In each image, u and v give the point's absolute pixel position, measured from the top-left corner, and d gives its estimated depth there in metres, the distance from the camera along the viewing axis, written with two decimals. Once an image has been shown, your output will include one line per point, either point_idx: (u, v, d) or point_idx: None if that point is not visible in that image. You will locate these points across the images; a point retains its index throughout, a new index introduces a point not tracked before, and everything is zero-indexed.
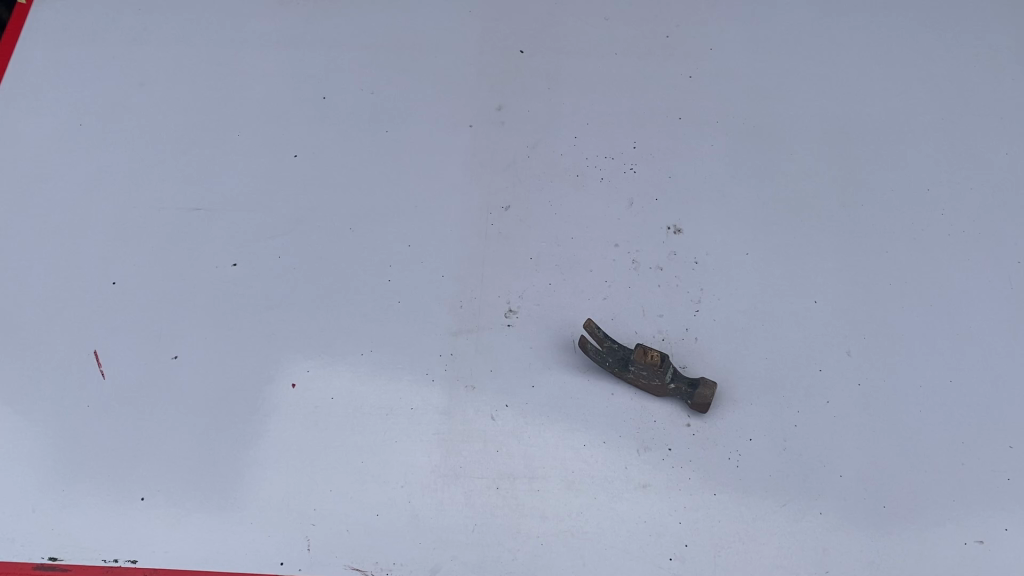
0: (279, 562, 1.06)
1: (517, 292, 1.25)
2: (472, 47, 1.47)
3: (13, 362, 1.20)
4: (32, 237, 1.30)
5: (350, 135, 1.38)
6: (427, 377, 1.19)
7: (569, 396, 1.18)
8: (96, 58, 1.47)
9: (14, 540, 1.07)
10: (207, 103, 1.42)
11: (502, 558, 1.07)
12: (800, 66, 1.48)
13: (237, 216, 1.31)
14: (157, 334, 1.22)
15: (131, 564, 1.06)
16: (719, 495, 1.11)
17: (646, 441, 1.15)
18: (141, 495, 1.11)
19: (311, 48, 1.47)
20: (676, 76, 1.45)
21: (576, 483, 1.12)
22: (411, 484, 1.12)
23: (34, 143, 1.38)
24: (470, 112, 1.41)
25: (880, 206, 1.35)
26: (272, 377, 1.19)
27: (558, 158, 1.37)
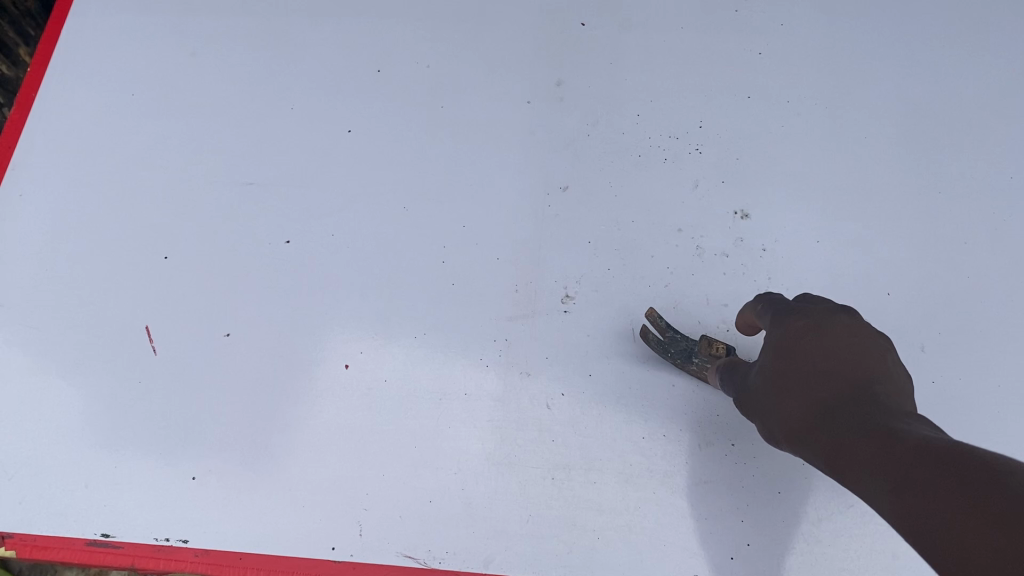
0: (331, 548, 1.06)
1: (575, 277, 1.21)
2: (531, 17, 1.41)
3: (66, 336, 1.20)
4: (86, 210, 1.30)
5: (405, 111, 1.35)
6: (482, 362, 1.16)
7: (627, 386, 1.14)
8: (147, 24, 1.44)
9: (68, 515, 1.10)
10: (259, 75, 1.39)
11: (556, 552, 1.05)
12: (880, 38, 1.39)
13: (289, 193, 1.29)
14: (209, 312, 1.21)
15: (182, 543, 1.08)
16: (784, 493, 1.08)
17: (708, 436, 1.11)
18: (192, 475, 1.11)
19: (363, 16, 1.42)
20: (746, 49, 1.38)
21: (634, 476, 1.09)
22: (464, 472, 1.09)
23: (87, 114, 1.37)
24: (528, 87, 1.35)
25: (962, 193, 1.27)
26: (324, 358, 1.17)
27: (619, 136, 1.31)
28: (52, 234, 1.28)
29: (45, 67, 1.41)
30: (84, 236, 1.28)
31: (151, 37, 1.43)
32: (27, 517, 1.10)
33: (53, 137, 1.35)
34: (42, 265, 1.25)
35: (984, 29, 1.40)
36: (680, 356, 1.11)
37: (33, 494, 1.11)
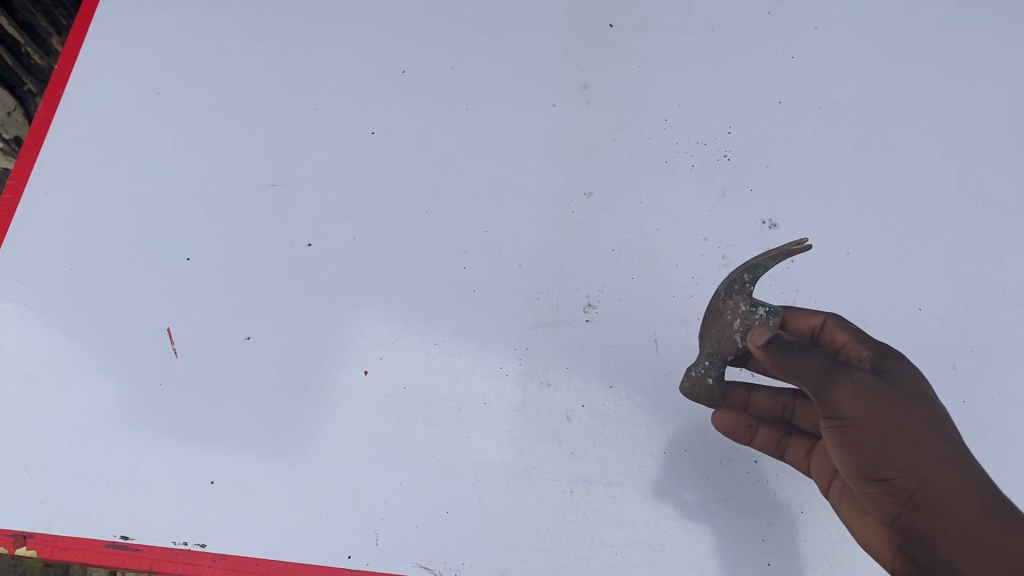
0: (347, 556, 1.06)
1: (598, 286, 1.19)
2: (558, 19, 1.38)
3: (89, 337, 1.21)
4: (111, 210, 1.30)
5: (428, 114, 1.33)
6: (502, 371, 1.15)
7: (650, 399, 1.12)
8: (174, 22, 1.44)
9: (88, 516, 1.11)
10: (282, 77, 1.38)
11: (573, 566, 1.04)
12: (917, 45, 1.35)
13: (311, 196, 1.28)
14: (230, 315, 1.21)
15: (200, 548, 1.08)
16: (806, 513, 1.06)
17: (730, 452, 1.09)
18: (211, 479, 1.11)
19: (389, 17, 1.40)
20: (778, 54, 1.34)
21: (655, 492, 1.07)
22: (483, 482, 1.08)
23: (114, 114, 1.38)
24: (554, 90, 1.33)
25: (997, 207, 1.24)
26: (344, 363, 1.17)
27: (646, 142, 1.29)
28: (78, 233, 1.29)
29: (71, 63, 1.42)
30: (109, 236, 1.28)
31: (177, 35, 1.43)
32: (48, 517, 1.11)
33: (81, 138, 1.36)
34: (67, 265, 1.26)
35: None
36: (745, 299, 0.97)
37: (54, 495, 1.12)
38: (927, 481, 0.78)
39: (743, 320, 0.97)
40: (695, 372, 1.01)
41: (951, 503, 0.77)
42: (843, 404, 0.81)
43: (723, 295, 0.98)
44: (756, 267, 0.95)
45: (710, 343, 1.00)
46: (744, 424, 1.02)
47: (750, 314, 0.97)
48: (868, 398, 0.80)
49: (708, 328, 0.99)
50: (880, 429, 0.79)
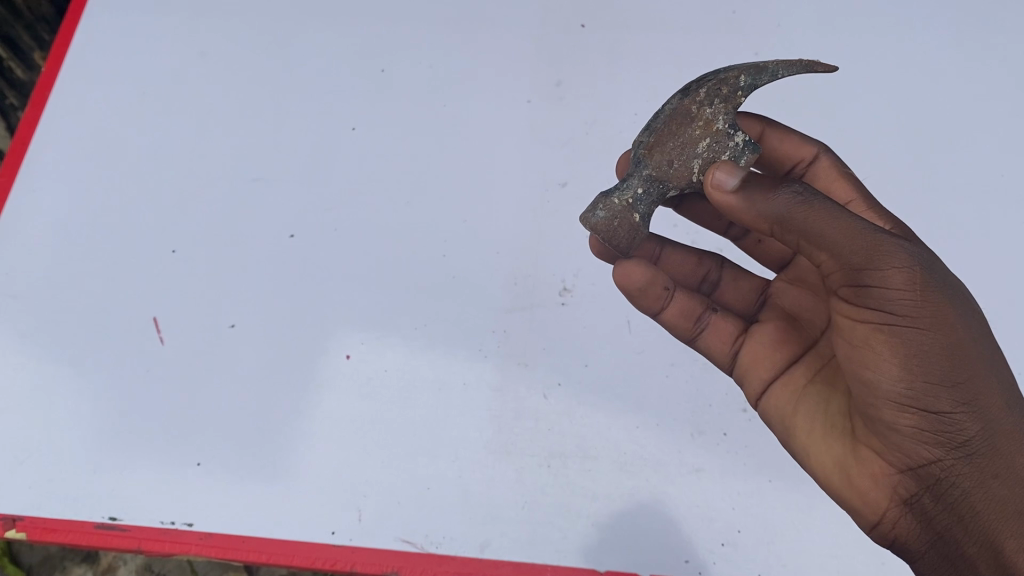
0: (330, 532, 1.10)
1: (572, 271, 1.23)
2: (531, 20, 1.43)
3: (75, 326, 1.24)
4: (97, 206, 1.34)
5: (406, 110, 1.37)
6: (480, 353, 1.18)
7: (623, 377, 1.16)
8: (160, 28, 1.48)
9: (76, 499, 1.13)
10: (265, 77, 1.42)
11: (551, 537, 1.08)
12: (875, 41, 1.40)
13: (293, 189, 1.32)
14: (215, 303, 1.24)
15: (187, 527, 1.11)
16: (774, 482, 1.10)
17: (701, 425, 1.13)
18: (197, 461, 1.14)
19: (368, 20, 1.45)
20: (743, 50, 1.39)
21: (628, 464, 1.11)
22: (463, 460, 1.12)
23: (100, 114, 1.42)
24: (528, 86, 1.37)
25: (953, 192, 1.29)
26: (326, 348, 1.20)
27: (618, 135, 1.33)
28: (65, 228, 1.32)
29: (58, 67, 1.46)
30: (95, 230, 1.32)
31: (162, 39, 1.47)
32: (37, 500, 1.14)
33: (67, 137, 1.40)
34: (54, 258, 1.29)
35: (979, 32, 1.41)
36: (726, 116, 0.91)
37: (42, 479, 1.15)
38: (987, 411, 0.75)
39: (709, 143, 0.91)
40: (621, 197, 0.95)
41: (1004, 438, 0.75)
42: (915, 309, 0.73)
43: (704, 100, 0.90)
44: (763, 72, 0.89)
45: (653, 165, 0.94)
46: (661, 287, 1.01)
47: (721, 136, 0.91)
48: (942, 303, 0.73)
49: (663, 137, 0.93)
50: (947, 343, 0.73)
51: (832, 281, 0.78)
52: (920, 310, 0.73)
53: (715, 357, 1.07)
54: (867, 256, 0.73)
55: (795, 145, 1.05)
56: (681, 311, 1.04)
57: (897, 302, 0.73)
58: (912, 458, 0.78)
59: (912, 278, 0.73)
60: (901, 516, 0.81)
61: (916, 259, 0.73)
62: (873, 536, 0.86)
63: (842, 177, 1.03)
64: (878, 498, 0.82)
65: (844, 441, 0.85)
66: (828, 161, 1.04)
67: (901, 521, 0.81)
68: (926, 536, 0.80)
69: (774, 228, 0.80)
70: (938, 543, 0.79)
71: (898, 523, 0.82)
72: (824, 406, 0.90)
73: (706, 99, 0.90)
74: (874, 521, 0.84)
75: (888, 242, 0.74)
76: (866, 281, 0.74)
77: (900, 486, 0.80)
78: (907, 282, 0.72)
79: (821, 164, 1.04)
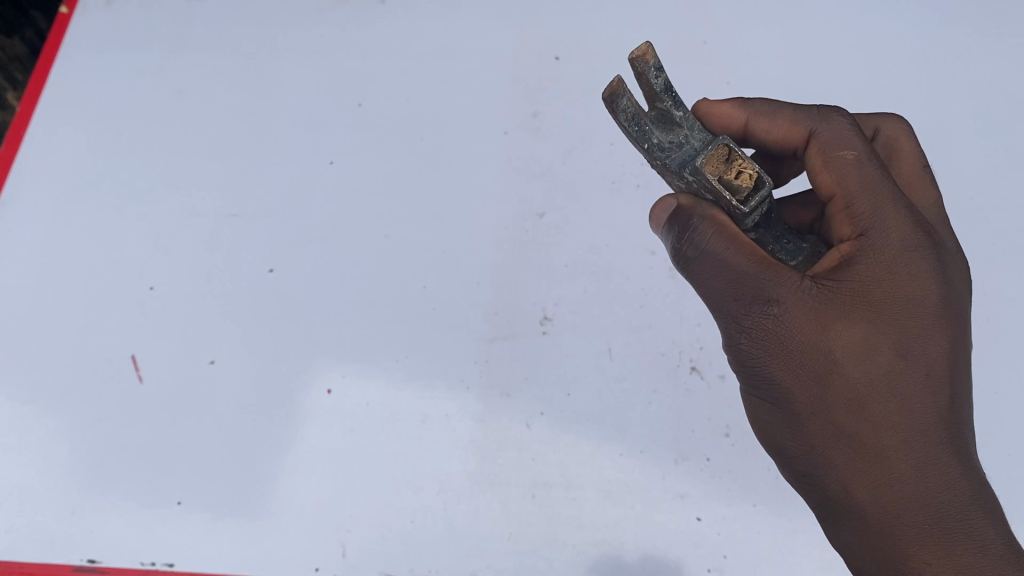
0: (314, 568, 1.09)
1: (552, 300, 1.23)
2: (507, 53, 1.44)
3: (54, 365, 1.23)
4: (73, 243, 1.33)
5: (384, 144, 1.38)
6: (462, 385, 1.17)
7: (606, 405, 1.16)
8: (135, 66, 1.49)
9: (55, 541, 1.12)
10: (243, 114, 1.42)
11: (537, 567, 1.08)
12: (846, 69, 1.42)
13: (271, 224, 1.32)
14: (193, 340, 1.23)
15: (168, 567, 1.11)
16: (758, 506, 1.11)
17: (684, 451, 1.13)
18: (178, 500, 1.14)
19: (345, 55, 1.46)
20: (714, 81, 1.41)
21: (613, 492, 1.11)
22: (447, 492, 1.12)
23: (77, 152, 1.42)
24: (504, 119, 1.38)
25: None
26: (307, 383, 1.19)
27: (594, 165, 1.34)
28: (42, 266, 1.31)
29: (33, 105, 1.45)
30: (70, 269, 1.31)
31: (138, 78, 1.47)
32: (13, 544, 1.12)
33: (44, 174, 1.40)
34: (32, 297, 1.29)
35: (947, 57, 1.43)
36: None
37: (19, 522, 1.14)
38: (842, 474, 0.82)
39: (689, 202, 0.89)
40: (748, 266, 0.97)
41: (858, 504, 0.82)
42: (766, 367, 0.85)
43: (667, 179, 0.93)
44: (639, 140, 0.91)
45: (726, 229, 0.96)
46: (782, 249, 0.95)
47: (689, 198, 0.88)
48: (794, 367, 0.84)
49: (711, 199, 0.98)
50: (798, 405, 0.84)
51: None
52: (772, 368, 0.85)
53: None
54: (726, 325, 0.88)
55: (779, 125, 0.95)
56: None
57: (740, 370, 0.89)
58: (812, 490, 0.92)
59: (755, 341, 0.85)
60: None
61: (755, 341, 0.85)
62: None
63: (839, 157, 0.88)
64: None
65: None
66: (813, 147, 0.90)
67: None
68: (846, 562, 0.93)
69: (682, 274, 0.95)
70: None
71: None
72: None
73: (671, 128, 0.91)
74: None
75: (739, 303, 0.86)
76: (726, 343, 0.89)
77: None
78: (752, 343, 0.86)
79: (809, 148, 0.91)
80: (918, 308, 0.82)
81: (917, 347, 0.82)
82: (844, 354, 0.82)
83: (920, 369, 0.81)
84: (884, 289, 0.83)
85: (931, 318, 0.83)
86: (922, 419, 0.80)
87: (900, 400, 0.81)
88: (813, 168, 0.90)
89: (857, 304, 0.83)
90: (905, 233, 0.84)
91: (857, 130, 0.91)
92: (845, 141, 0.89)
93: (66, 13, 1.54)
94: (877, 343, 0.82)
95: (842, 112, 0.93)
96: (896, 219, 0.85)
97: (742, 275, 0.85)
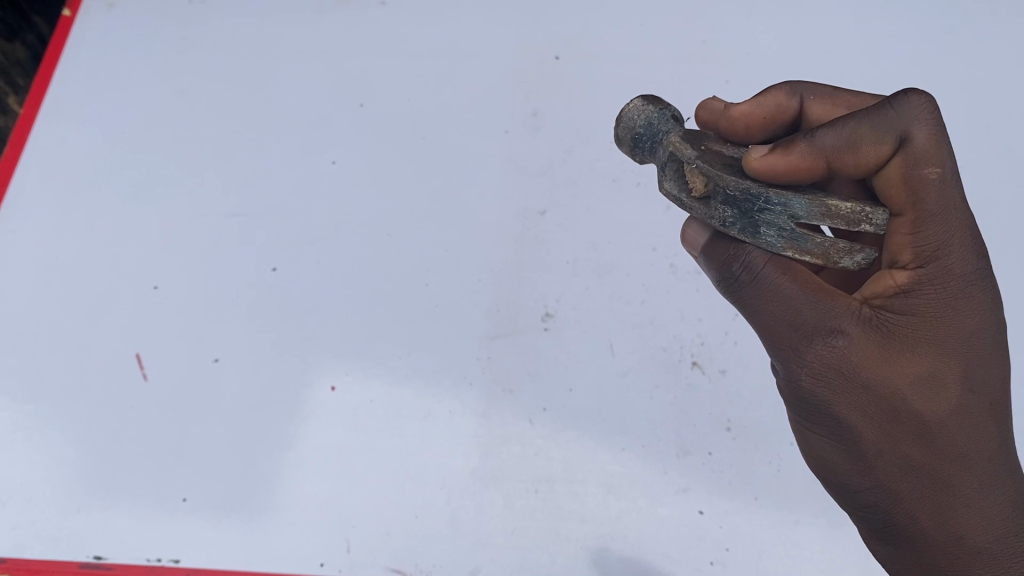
0: (319, 564, 1.09)
1: (554, 296, 1.24)
2: (507, 52, 1.45)
3: (59, 364, 1.24)
4: (77, 243, 1.34)
5: (385, 143, 1.38)
6: (465, 381, 1.18)
7: (608, 400, 1.16)
8: (137, 69, 1.49)
9: (61, 539, 1.13)
10: (246, 115, 1.43)
11: (541, 562, 1.08)
12: (844, 66, 1.43)
13: (273, 223, 1.32)
14: (197, 338, 1.24)
15: (173, 563, 1.11)
16: (760, 499, 1.11)
17: (686, 445, 1.14)
18: (183, 497, 1.14)
19: (346, 56, 1.47)
20: (713, 79, 1.42)
21: (616, 487, 1.12)
22: (450, 488, 1.12)
23: (80, 153, 1.43)
24: (504, 118, 1.39)
25: None
26: (310, 380, 1.20)
27: (595, 162, 1.35)
28: (46, 266, 1.32)
29: (37, 107, 1.46)
30: (74, 271, 1.31)
31: (140, 81, 1.48)
32: (20, 541, 1.13)
33: (48, 175, 1.40)
34: (36, 297, 1.30)
35: (943, 54, 1.44)
36: (842, 221, 0.78)
37: (25, 520, 1.15)
38: (906, 506, 0.81)
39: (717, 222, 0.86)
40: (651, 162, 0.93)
41: (922, 534, 0.81)
42: (825, 402, 0.81)
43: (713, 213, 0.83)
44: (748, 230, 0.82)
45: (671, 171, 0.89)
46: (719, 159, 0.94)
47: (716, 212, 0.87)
48: (858, 403, 0.79)
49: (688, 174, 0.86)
50: (860, 438, 0.81)
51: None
52: (834, 404, 0.80)
53: None
54: (780, 354, 0.82)
55: (868, 150, 0.78)
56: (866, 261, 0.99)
57: (796, 401, 0.84)
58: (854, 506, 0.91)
59: (815, 378, 0.80)
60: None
61: (819, 377, 0.80)
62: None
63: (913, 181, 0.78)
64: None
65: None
66: (898, 159, 0.78)
67: None
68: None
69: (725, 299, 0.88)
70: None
71: None
72: None
73: (739, 201, 0.81)
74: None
75: (801, 336, 0.80)
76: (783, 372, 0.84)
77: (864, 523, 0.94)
78: (811, 379, 0.80)
79: (889, 165, 0.79)
80: (980, 336, 0.79)
81: (980, 376, 0.79)
82: (910, 386, 0.78)
83: (982, 399, 0.79)
84: (948, 320, 0.79)
85: (991, 342, 0.80)
86: (985, 448, 0.79)
87: (965, 429, 0.79)
88: (887, 182, 0.80)
89: (923, 335, 0.79)
90: (972, 258, 0.80)
91: (942, 124, 0.78)
92: (934, 154, 0.77)
93: (69, 16, 1.55)
94: (944, 376, 0.78)
95: (923, 98, 0.79)
96: (962, 240, 0.80)
97: (801, 308, 0.79)
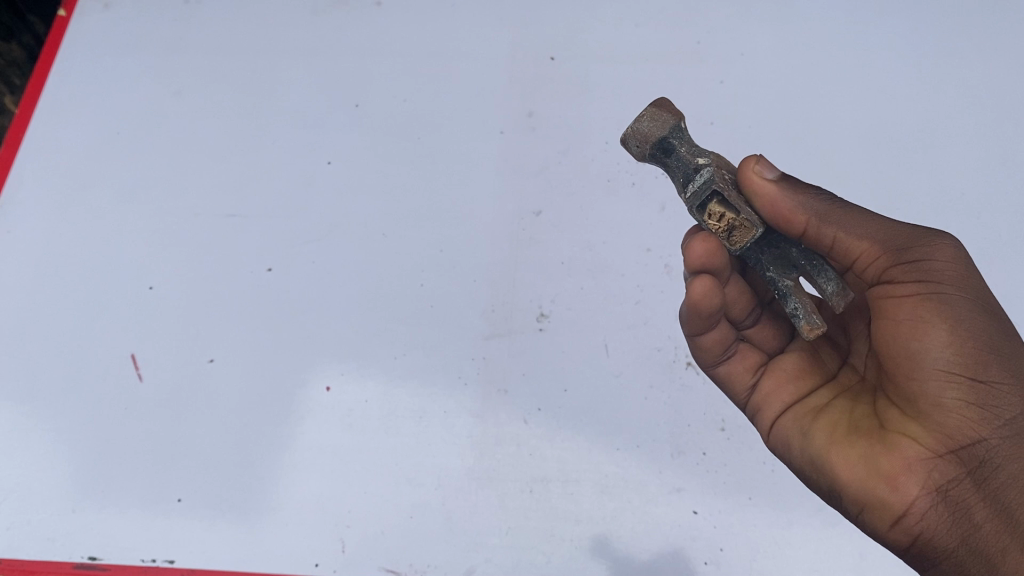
0: (314, 564, 1.09)
1: (550, 297, 1.24)
2: (503, 53, 1.45)
3: (55, 365, 1.24)
4: (73, 244, 1.34)
5: (381, 144, 1.38)
6: (460, 382, 1.18)
7: (602, 401, 1.16)
8: (134, 69, 1.49)
9: (55, 540, 1.13)
10: (242, 116, 1.43)
11: (535, 562, 1.08)
12: (839, 67, 1.43)
13: (269, 223, 1.32)
14: (192, 339, 1.24)
15: (168, 564, 1.11)
16: (754, 499, 1.12)
17: (681, 445, 1.14)
18: (178, 497, 1.14)
19: (342, 56, 1.47)
20: (708, 80, 1.42)
21: (610, 486, 1.12)
22: (445, 487, 1.13)
23: (77, 153, 1.43)
24: (499, 119, 1.39)
25: (923, 212, 1.30)
26: (305, 380, 1.20)
27: (590, 163, 1.35)
28: (42, 266, 1.32)
29: (33, 108, 1.47)
30: (70, 271, 1.32)
31: (136, 81, 1.48)
32: (15, 542, 1.13)
33: (44, 176, 1.41)
34: (32, 297, 1.30)
35: (937, 56, 1.44)
36: None
37: (20, 520, 1.15)
38: None
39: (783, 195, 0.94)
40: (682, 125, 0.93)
41: None
42: (958, 283, 0.85)
43: None
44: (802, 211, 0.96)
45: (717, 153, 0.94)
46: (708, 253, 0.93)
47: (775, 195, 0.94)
48: (980, 285, 0.86)
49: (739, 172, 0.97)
50: (991, 320, 0.84)
51: (872, 268, 0.90)
52: (964, 284, 0.85)
53: (733, 388, 1.05)
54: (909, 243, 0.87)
55: None
56: (722, 339, 1.03)
57: (938, 280, 0.85)
58: (956, 440, 0.83)
59: (955, 257, 0.86)
60: (930, 506, 0.83)
61: (960, 247, 0.87)
62: (893, 535, 0.86)
63: None
64: (909, 485, 0.83)
65: (871, 436, 0.88)
66: None
67: (934, 516, 0.83)
68: (956, 531, 0.83)
69: (809, 220, 0.90)
70: (968, 539, 0.83)
71: (926, 516, 0.83)
72: (851, 410, 0.93)
73: None
74: (898, 515, 0.84)
75: (929, 232, 0.89)
76: (913, 256, 0.87)
77: (938, 472, 0.83)
78: (949, 259, 0.86)
79: None
80: None
81: None
82: None
83: None
84: None
85: None
86: None
87: None
88: None
89: None
90: None
91: None
92: None
93: (64, 17, 1.55)
94: None
95: None
96: None
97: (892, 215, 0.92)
